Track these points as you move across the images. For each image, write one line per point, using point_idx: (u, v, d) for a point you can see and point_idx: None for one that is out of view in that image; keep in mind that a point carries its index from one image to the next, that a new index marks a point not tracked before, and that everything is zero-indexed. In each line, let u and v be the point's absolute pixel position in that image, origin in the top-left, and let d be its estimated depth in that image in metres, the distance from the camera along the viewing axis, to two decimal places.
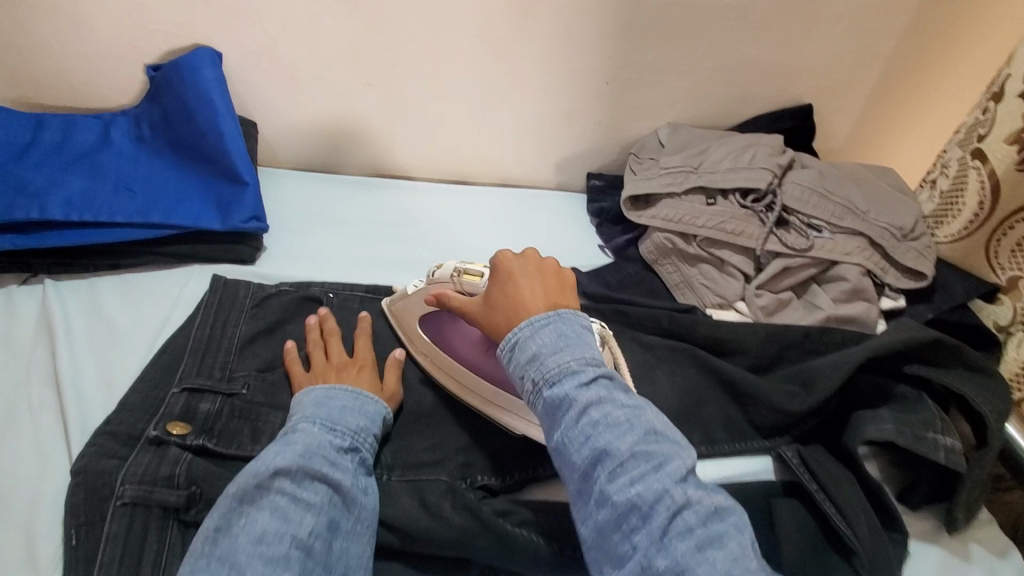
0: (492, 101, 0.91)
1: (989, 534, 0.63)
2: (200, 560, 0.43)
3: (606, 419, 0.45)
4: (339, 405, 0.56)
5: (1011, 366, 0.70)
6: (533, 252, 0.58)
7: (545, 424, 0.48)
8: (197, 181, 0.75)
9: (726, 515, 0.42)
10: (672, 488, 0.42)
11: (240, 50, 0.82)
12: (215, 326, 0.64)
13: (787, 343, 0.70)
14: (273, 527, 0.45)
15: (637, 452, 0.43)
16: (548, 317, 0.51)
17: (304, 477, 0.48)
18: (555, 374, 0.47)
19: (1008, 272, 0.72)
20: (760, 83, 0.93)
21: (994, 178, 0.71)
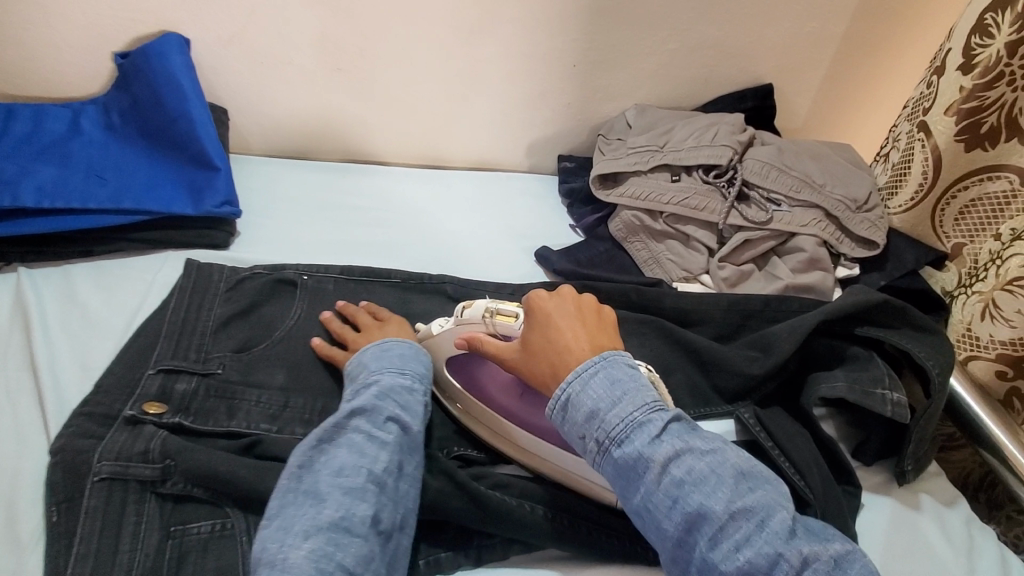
0: (462, 85, 0.92)
1: (937, 486, 0.67)
2: (289, 493, 0.48)
3: (692, 477, 0.46)
4: (397, 354, 0.61)
5: (958, 327, 0.75)
6: (571, 292, 0.59)
7: (621, 487, 0.49)
8: (168, 167, 0.76)
9: (846, 567, 0.44)
10: (782, 548, 0.43)
11: (207, 35, 0.81)
12: (190, 309, 0.65)
13: (748, 312, 0.74)
14: (350, 461, 0.50)
15: (735, 512, 0.45)
16: (594, 365, 0.51)
17: (377, 418, 0.54)
18: (621, 433, 0.48)
19: (953, 239, 0.77)
20: (723, 63, 0.96)
21: (937, 151, 0.75)
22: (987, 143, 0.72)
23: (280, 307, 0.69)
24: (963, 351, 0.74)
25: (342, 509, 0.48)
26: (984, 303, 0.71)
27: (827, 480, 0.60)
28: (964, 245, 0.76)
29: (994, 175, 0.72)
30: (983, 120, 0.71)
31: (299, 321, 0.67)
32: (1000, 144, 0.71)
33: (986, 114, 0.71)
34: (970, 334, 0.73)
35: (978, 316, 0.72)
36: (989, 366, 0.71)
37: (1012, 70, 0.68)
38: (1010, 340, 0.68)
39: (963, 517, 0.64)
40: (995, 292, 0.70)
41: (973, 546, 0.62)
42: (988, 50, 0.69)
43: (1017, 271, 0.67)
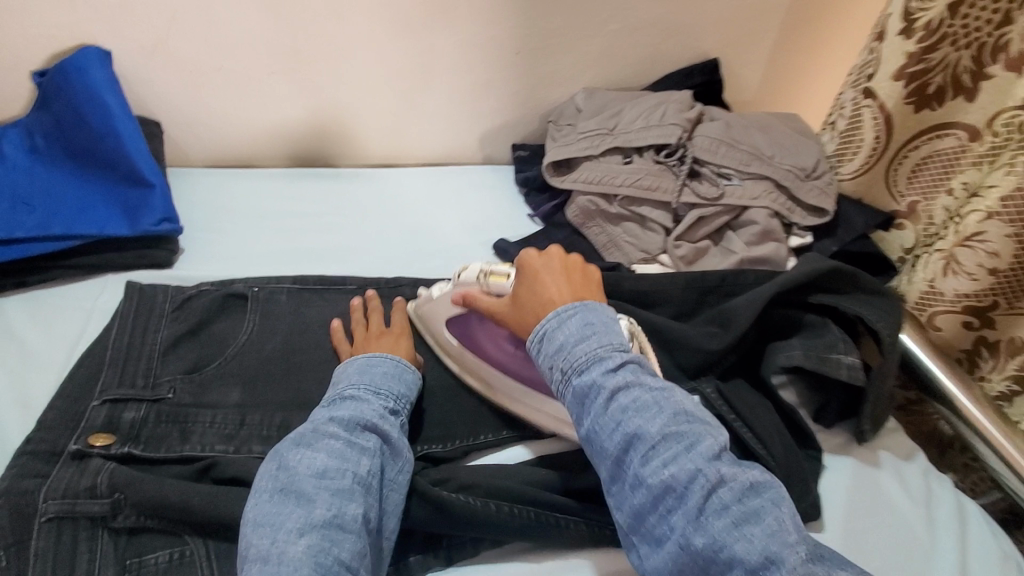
0: (406, 80, 0.90)
1: (896, 441, 0.69)
2: (265, 493, 0.48)
3: (635, 404, 0.49)
4: (380, 372, 0.59)
5: (918, 288, 0.76)
6: (557, 250, 0.61)
7: (574, 413, 0.51)
8: (101, 188, 0.72)
9: (763, 490, 0.45)
10: (704, 467, 0.45)
11: (129, 46, 0.78)
12: (135, 334, 0.62)
13: (705, 289, 0.74)
14: (332, 464, 0.49)
15: (667, 434, 0.47)
16: (574, 308, 0.54)
17: (356, 426, 0.53)
18: (583, 363, 0.51)
19: (908, 198, 0.79)
20: (667, 41, 0.95)
21: (886, 112, 0.76)
22: (935, 103, 0.74)
23: (231, 322, 0.66)
24: (925, 308, 0.76)
25: (333, 508, 0.47)
26: (945, 260, 0.72)
27: (790, 446, 0.62)
28: (918, 203, 0.78)
29: (943, 132, 0.74)
30: (930, 81, 0.73)
31: (252, 335, 0.65)
32: (946, 102, 0.73)
33: (932, 75, 0.72)
34: (934, 291, 0.74)
35: (940, 273, 0.73)
36: (955, 319, 0.74)
37: (954, 30, 0.69)
38: (974, 292, 0.71)
39: (921, 469, 0.66)
40: (955, 248, 0.70)
41: (931, 496, 0.64)
42: (928, 14, 0.69)
43: (975, 227, 0.68)
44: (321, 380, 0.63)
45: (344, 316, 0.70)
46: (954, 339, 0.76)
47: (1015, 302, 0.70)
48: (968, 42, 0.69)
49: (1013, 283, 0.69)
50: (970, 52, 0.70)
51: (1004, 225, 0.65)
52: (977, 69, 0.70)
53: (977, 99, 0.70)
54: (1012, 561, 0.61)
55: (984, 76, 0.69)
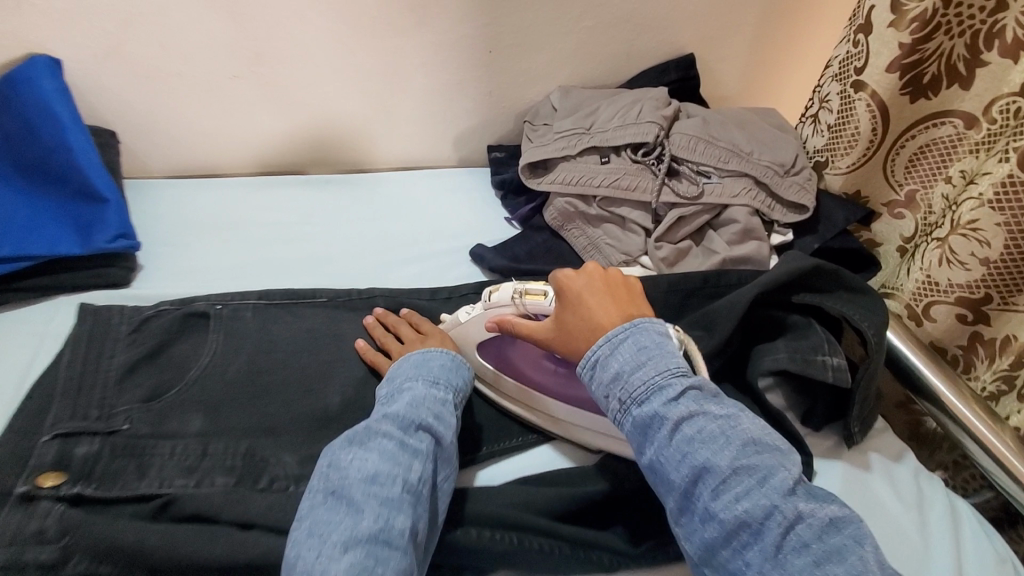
0: (373, 82, 0.86)
1: (885, 442, 0.68)
2: (318, 495, 0.48)
3: (702, 435, 0.48)
4: (437, 364, 0.59)
5: (916, 279, 0.76)
6: (595, 267, 0.60)
7: (635, 442, 0.51)
8: (52, 204, 0.68)
9: (843, 526, 0.44)
10: (780, 503, 0.45)
11: (79, 53, 0.73)
12: (89, 361, 0.58)
13: (689, 291, 0.73)
14: (384, 468, 0.48)
15: (738, 468, 0.47)
16: (626, 331, 0.53)
17: (410, 426, 0.52)
18: (642, 392, 0.50)
19: (905, 187, 0.78)
20: (642, 38, 0.93)
21: (878, 96, 0.75)
22: (930, 93, 0.72)
23: (192, 344, 0.62)
24: (924, 297, 0.75)
25: (380, 520, 0.46)
26: (940, 248, 0.71)
27: None
28: (917, 192, 0.77)
29: (940, 120, 0.72)
30: (924, 71, 0.71)
31: (215, 357, 0.61)
32: (941, 92, 0.71)
33: (926, 65, 0.71)
34: (930, 280, 0.73)
35: (937, 262, 0.72)
36: (950, 311, 0.73)
37: (948, 19, 0.68)
38: (967, 283, 0.70)
39: (911, 471, 0.65)
40: (949, 237, 0.69)
41: (923, 499, 0.63)
42: (920, 6, 0.68)
43: (968, 216, 0.66)
44: (291, 403, 0.60)
45: (313, 332, 0.66)
46: (948, 333, 0.75)
47: (1010, 297, 0.68)
48: (961, 30, 0.68)
49: (1007, 276, 0.67)
50: (964, 40, 0.68)
51: (995, 215, 0.64)
52: (971, 57, 0.67)
53: (973, 88, 0.68)
54: (1009, 564, 0.59)
55: (979, 63, 0.67)
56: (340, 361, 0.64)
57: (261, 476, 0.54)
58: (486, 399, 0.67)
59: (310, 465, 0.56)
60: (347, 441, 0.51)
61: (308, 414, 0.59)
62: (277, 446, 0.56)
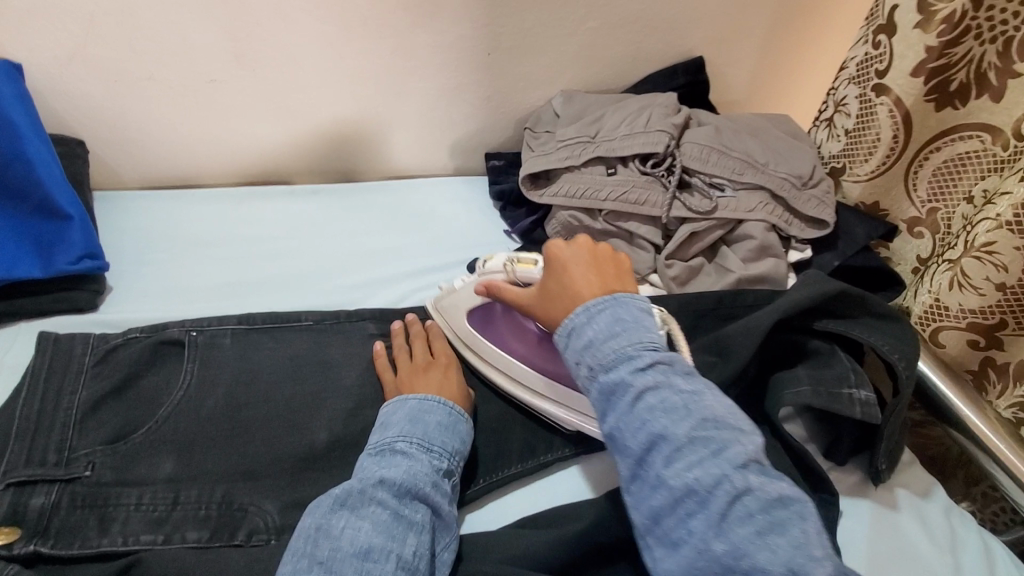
0: (363, 86, 0.81)
1: (913, 476, 0.63)
2: (301, 562, 0.43)
3: (663, 404, 0.44)
4: (434, 423, 0.54)
5: (927, 299, 0.71)
6: (586, 240, 0.57)
7: (598, 410, 0.48)
8: (7, 221, 0.62)
9: (791, 502, 0.40)
10: (731, 473, 0.41)
11: (44, 56, 0.68)
12: (47, 397, 0.53)
13: (701, 313, 0.68)
14: (377, 542, 0.44)
15: (694, 438, 0.43)
16: (604, 303, 0.50)
17: (407, 494, 0.48)
18: (611, 360, 0.47)
19: (927, 204, 0.73)
20: (649, 39, 0.88)
21: (904, 109, 0.70)
22: (957, 101, 0.67)
23: (164, 376, 0.57)
24: (930, 322, 0.71)
25: None
26: (951, 270, 0.67)
27: None
28: (936, 210, 0.72)
29: (959, 134, 0.68)
30: (952, 78, 0.67)
31: (189, 391, 0.56)
32: (970, 102, 0.66)
33: (954, 71, 0.66)
34: (939, 304, 0.69)
35: (947, 285, 0.67)
36: (960, 337, 0.69)
37: (978, 23, 0.63)
38: (980, 309, 0.65)
39: (942, 508, 0.61)
40: (962, 259, 0.65)
41: (957, 541, 0.58)
42: (949, 6, 0.64)
43: (985, 237, 0.62)
44: (272, 442, 0.54)
45: (298, 360, 0.61)
46: (963, 359, 0.71)
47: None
48: (993, 35, 0.63)
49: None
50: (995, 47, 0.63)
51: (1016, 237, 0.60)
52: (1004, 66, 0.62)
53: (1004, 98, 0.63)
54: None
55: (1012, 73, 0.62)
56: (326, 392, 0.59)
57: (237, 530, 0.49)
58: (483, 432, 0.62)
59: (293, 513, 0.51)
60: (337, 500, 0.47)
61: (290, 454, 0.54)
62: (256, 491, 0.51)
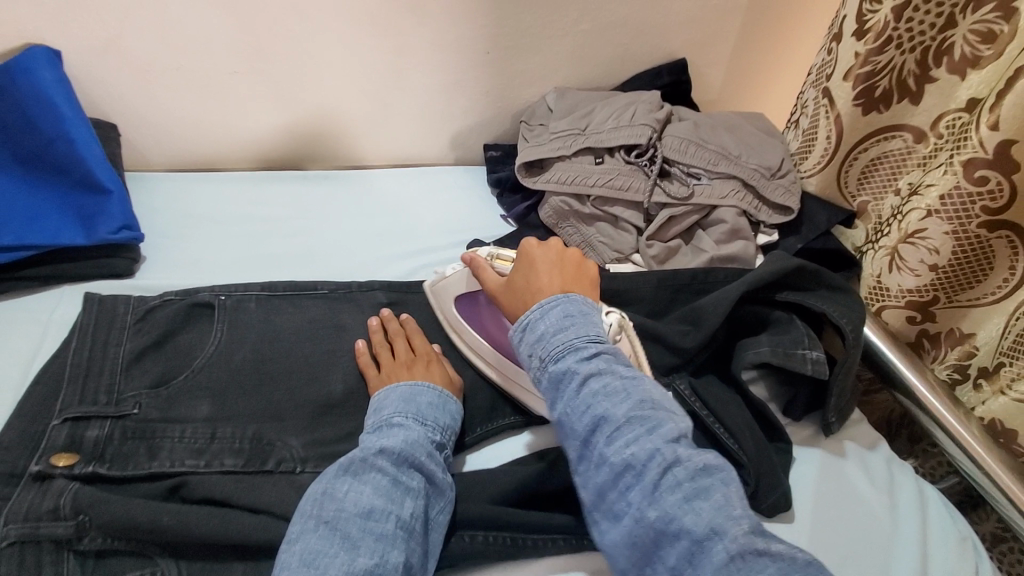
0: (373, 80, 0.88)
1: (860, 431, 0.72)
2: (311, 522, 0.48)
3: (606, 389, 0.50)
4: (425, 402, 0.59)
5: (869, 279, 0.81)
6: (556, 242, 0.63)
7: (549, 398, 0.53)
8: (54, 194, 0.69)
9: (715, 471, 0.46)
10: (663, 447, 0.47)
11: (79, 46, 0.75)
12: (96, 348, 0.59)
13: (677, 287, 0.76)
14: (379, 504, 0.49)
15: (631, 418, 0.49)
16: (555, 300, 0.56)
17: (404, 462, 0.52)
18: (559, 352, 0.53)
19: (858, 199, 0.84)
20: (635, 42, 0.96)
21: (841, 120, 0.80)
22: (882, 106, 0.77)
23: (197, 334, 0.64)
24: (876, 301, 0.81)
25: (376, 556, 0.46)
26: (890, 255, 0.78)
27: (759, 440, 0.63)
28: (869, 204, 0.83)
29: (890, 135, 0.78)
30: (877, 84, 0.76)
31: (221, 346, 0.63)
32: (892, 105, 0.76)
33: (879, 78, 0.76)
34: (881, 285, 0.80)
35: (886, 268, 0.78)
36: (899, 313, 0.79)
37: (898, 34, 0.72)
38: (916, 288, 0.75)
39: (884, 458, 0.70)
40: (898, 244, 0.75)
41: (893, 483, 0.67)
42: (876, 16, 0.72)
43: (916, 225, 0.72)
44: (295, 390, 0.62)
45: (316, 323, 0.68)
46: (905, 331, 0.80)
47: (953, 296, 0.74)
48: (912, 46, 0.73)
49: (952, 278, 0.73)
50: (913, 56, 0.73)
51: (942, 222, 0.69)
52: (920, 73, 0.73)
53: (921, 103, 0.74)
54: (969, 543, 0.64)
55: (928, 79, 0.73)
56: (341, 350, 0.66)
57: (268, 458, 0.56)
58: (481, 389, 0.69)
59: (315, 448, 0.58)
60: (342, 467, 0.52)
61: (311, 401, 0.61)
62: (283, 430, 0.58)
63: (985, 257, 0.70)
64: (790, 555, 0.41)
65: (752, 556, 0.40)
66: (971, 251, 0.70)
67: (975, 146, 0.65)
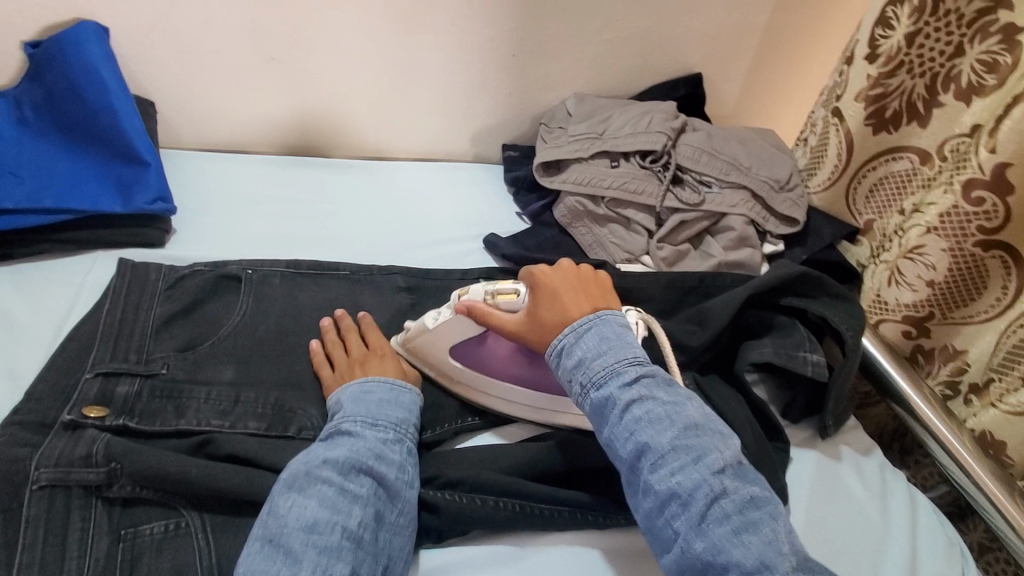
0: (403, 74, 0.91)
1: (855, 437, 0.74)
2: (256, 547, 0.45)
3: (648, 416, 0.52)
4: (375, 399, 0.57)
5: (870, 293, 0.85)
6: (570, 263, 0.64)
7: (594, 422, 0.55)
8: (94, 162, 0.72)
9: (763, 504, 0.49)
10: (709, 478, 0.49)
11: (126, 22, 0.78)
12: (128, 310, 0.62)
13: (685, 289, 0.78)
14: (324, 516, 0.47)
15: (677, 446, 0.51)
16: (591, 322, 0.58)
17: (351, 470, 0.50)
18: (601, 377, 0.55)
19: (865, 216, 0.86)
20: (654, 54, 1.00)
21: (850, 135, 0.84)
22: (891, 127, 0.81)
23: (224, 304, 0.67)
24: (875, 315, 0.84)
25: (319, 570, 0.44)
26: (890, 270, 0.81)
27: (759, 436, 0.66)
28: (874, 221, 0.85)
29: (896, 155, 0.81)
30: (887, 105, 0.80)
31: (246, 316, 0.65)
32: (901, 127, 0.80)
33: (889, 99, 0.80)
34: (881, 299, 0.83)
35: (886, 283, 0.82)
36: (896, 328, 0.82)
37: (910, 59, 0.77)
38: (913, 302, 0.78)
39: (878, 464, 0.72)
40: (899, 259, 0.79)
41: (885, 487, 0.70)
42: (889, 41, 0.78)
43: (915, 241, 0.76)
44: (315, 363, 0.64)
45: (337, 302, 0.71)
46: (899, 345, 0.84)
47: (949, 313, 0.77)
48: (923, 71, 0.77)
49: (948, 295, 0.76)
50: (923, 81, 0.77)
51: (940, 239, 0.73)
52: (929, 97, 0.77)
53: (928, 125, 0.77)
54: (955, 547, 0.66)
55: (936, 104, 0.76)
56: None
57: (289, 425, 0.58)
58: None
59: None
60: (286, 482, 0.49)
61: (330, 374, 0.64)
62: (303, 399, 0.61)
63: (979, 276, 0.73)
64: None
65: None
66: (967, 270, 0.73)
67: (974, 168, 0.69)
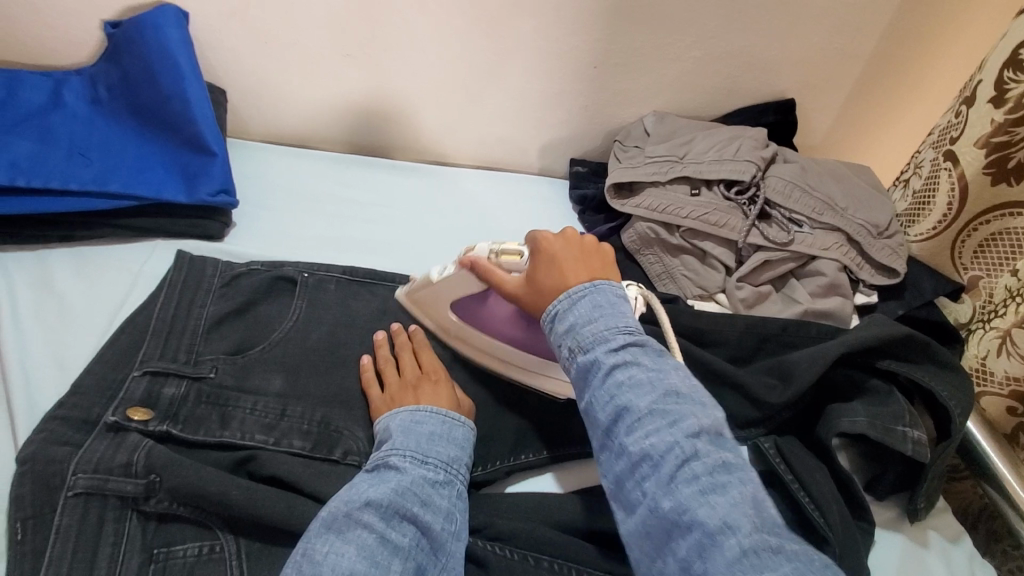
0: (477, 81, 0.88)
1: (944, 521, 0.66)
2: None
3: (630, 380, 0.47)
4: (426, 432, 0.53)
5: (973, 359, 0.75)
6: (572, 231, 0.58)
7: (576, 387, 0.50)
8: (162, 149, 0.71)
9: (735, 469, 0.42)
10: (683, 441, 0.43)
11: (208, 8, 0.76)
12: (181, 305, 0.60)
13: (765, 336, 0.71)
14: (361, 567, 0.42)
15: (655, 410, 0.45)
16: (584, 290, 0.52)
17: (393, 515, 0.46)
18: (589, 341, 0.49)
19: (970, 272, 0.77)
20: (744, 76, 0.93)
21: (964, 180, 0.75)
22: (1012, 178, 0.71)
23: (277, 307, 0.64)
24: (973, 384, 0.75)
25: None
26: (1001, 338, 0.72)
27: (845, 515, 0.58)
28: (981, 278, 0.76)
29: (1016, 211, 0.71)
30: (1011, 155, 0.70)
31: (298, 323, 0.62)
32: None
33: (1014, 149, 0.70)
34: (985, 368, 0.73)
35: (994, 351, 0.72)
36: (999, 402, 0.72)
37: None
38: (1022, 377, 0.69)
39: (967, 555, 0.64)
40: (1012, 328, 0.70)
41: None
42: (1020, 86, 0.68)
43: None
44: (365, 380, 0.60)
45: (392, 314, 0.67)
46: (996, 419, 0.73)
47: None
48: None
49: None
50: None
51: None
52: None
53: None
54: None
55: None
56: None
57: (334, 447, 0.55)
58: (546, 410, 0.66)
59: None
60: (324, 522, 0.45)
61: None
62: (351, 418, 0.57)
63: None
64: (807, 555, 0.38)
65: (766, 553, 0.38)
66: None
67: None
